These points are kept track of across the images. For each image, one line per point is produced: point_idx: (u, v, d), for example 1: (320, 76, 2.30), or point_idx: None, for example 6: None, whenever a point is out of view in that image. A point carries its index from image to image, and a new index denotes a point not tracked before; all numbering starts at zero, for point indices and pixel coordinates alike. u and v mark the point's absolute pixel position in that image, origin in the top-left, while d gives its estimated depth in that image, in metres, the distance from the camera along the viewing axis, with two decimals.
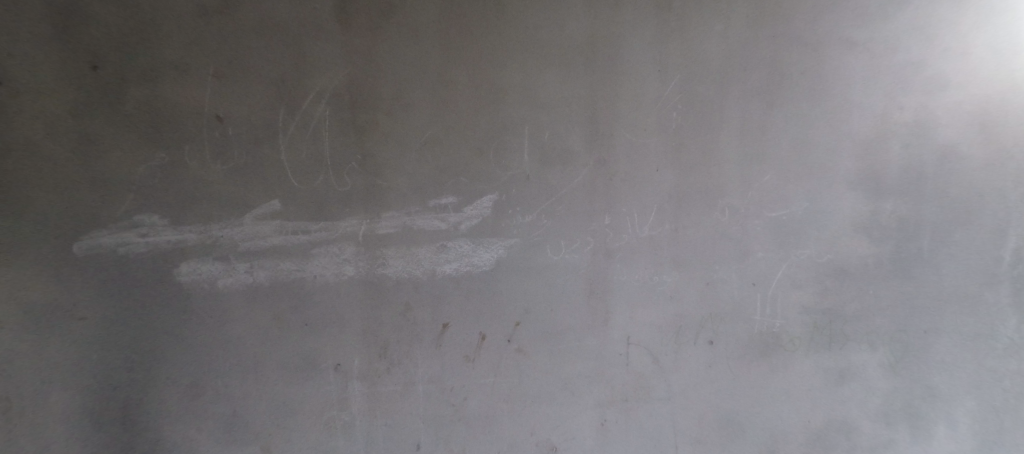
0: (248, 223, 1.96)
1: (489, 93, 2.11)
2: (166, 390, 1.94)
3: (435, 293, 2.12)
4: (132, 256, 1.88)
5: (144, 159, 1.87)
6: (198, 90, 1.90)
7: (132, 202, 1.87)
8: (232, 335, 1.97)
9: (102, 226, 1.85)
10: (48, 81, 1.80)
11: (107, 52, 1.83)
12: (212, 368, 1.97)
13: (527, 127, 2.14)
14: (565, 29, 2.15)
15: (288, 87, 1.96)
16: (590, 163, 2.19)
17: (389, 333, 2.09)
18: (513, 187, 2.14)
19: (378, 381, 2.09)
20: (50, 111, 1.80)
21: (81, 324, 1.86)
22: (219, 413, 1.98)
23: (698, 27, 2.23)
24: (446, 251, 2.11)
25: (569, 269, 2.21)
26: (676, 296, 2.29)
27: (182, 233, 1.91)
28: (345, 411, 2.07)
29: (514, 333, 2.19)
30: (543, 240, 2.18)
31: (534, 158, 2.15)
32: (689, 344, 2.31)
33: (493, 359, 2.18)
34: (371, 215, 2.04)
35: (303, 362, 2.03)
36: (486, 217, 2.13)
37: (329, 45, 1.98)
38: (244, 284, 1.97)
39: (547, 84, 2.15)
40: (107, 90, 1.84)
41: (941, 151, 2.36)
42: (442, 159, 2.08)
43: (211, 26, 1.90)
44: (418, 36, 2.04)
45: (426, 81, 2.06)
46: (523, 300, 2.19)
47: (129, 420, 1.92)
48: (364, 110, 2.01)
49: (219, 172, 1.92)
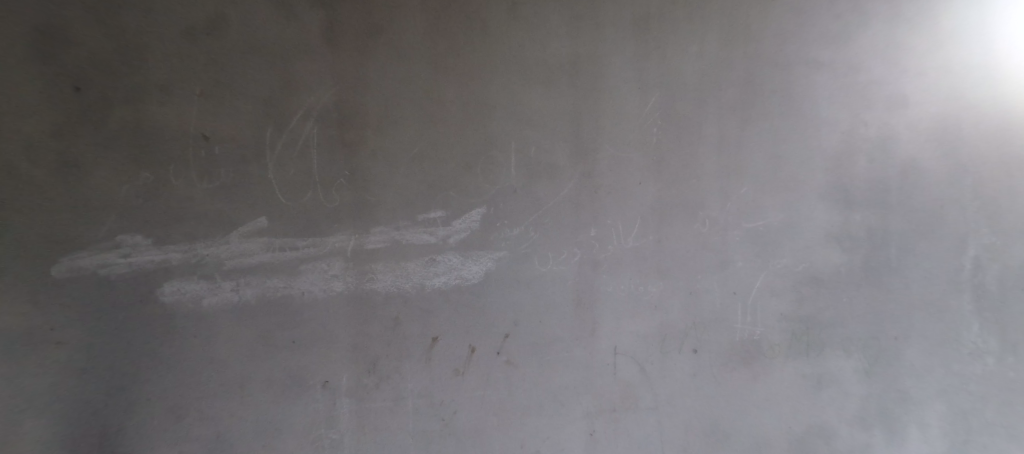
0: (235, 241, 1.94)
1: (477, 110, 2.15)
2: (148, 413, 1.89)
3: (424, 307, 2.12)
4: (114, 277, 1.84)
5: (128, 178, 1.85)
6: (184, 109, 1.89)
7: (115, 222, 1.84)
8: (218, 355, 1.94)
9: (83, 247, 1.81)
10: (29, 102, 1.77)
11: (91, 73, 1.82)
12: (196, 389, 1.93)
13: (513, 142, 2.19)
14: (549, 49, 2.22)
15: (276, 105, 1.97)
16: (576, 177, 2.25)
17: (378, 348, 2.08)
18: (501, 200, 2.18)
19: (367, 397, 2.08)
20: (30, 132, 1.77)
21: (58, 348, 1.81)
22: (202, 435, 1.94)
23: (675, 47, 2.33)
24: (435, 265, 2.13)
25: (557, 281, 2.25)
26: (661, 306, 2.35)
27: (167, 253, 1.88)
28: (333, 429, 2.05)
29: (504, 344, 2.21)
30: (531, 252, 2.22)
31: (521, 173, 2.20)
32: (674, 353, 2.36)
33: (483, 372, 2.19)
34: (360, 230, 2.04)
35: (290, 380, 2.01)
36: (474, 230, 2.16)
37: (317, 64, 2.00)
38: (230, 303, 1.94)
39: (533, 101, 2.21)
40: (90, 110, 1.82)
41: (904, 165, 2.49)
42: (430, 174, 2.11)
43: (198, 46, 1.90)
44: (406, 55, 2.08)
45: (413, 99, 2.09)
46: (511, 313, 2.21)
47: (108, 445, 1.86)
48: (352, 127, 2.03)
49: (205, 191, 1.91)
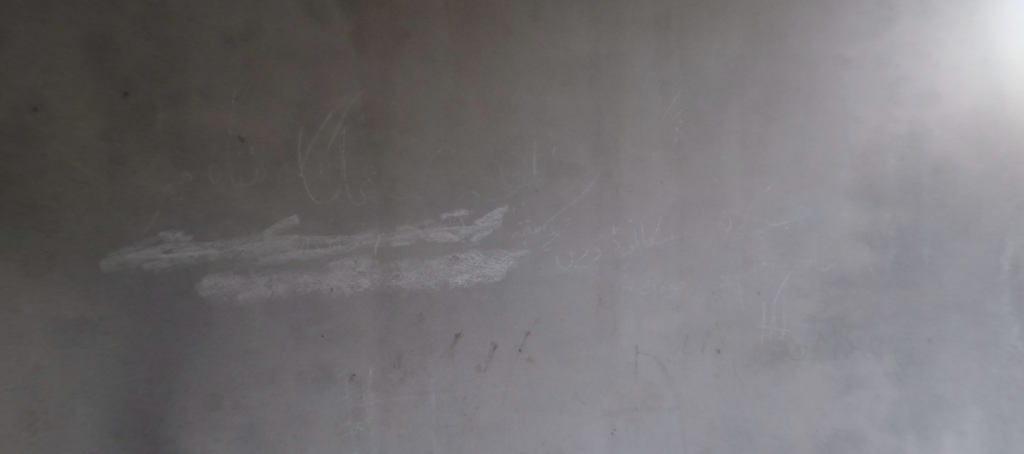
0: (268, 238, 2.03)
1: (499, 111, 2.20)
2: (185, 400, 1.98)
3: (447, 303, 2.17)
4: (157, 271, 1.95)
5: (170, 178, 1.96)
6: (221, 113, 1.99)
7: (158, 219, 1.95)
8: (251, 347, 2.03)
9: (128, 243, 1.93)
10: (81, 107, 1.89)
11: (137, 79, 1.94)
12: (231, 379, 2.02)
13: (535, 142, 2.23)
14: (569, 50, 2.26)
15: (307, 108, 2.05)
16: (597, 177, 2.27)
17: (403, 343, 2.14)
18: (523, 200, 2.22)
19: (392, 391, 2.14)
20: (82, 135, 1.90)
21: (105, 337, 1.93)
22: (237, 423, 2.02)
23: (697, 46, 2.33)
24: (458, 262, 2.17)
25: (578, 279, 2.27)
26: (683, 306, 2.34)
27: (204, 249, 1.98)
28: (359, 421, 2.11)
29: (525, 342, 2.24)
30: (552, 250, 2.25)
31: (542, 172, 2.23)
32: (696, 353, 2.36)
33: (504, 368, 2.23)
34: (386, 228, 2.11)
35: (319, 373, 2.08)
36: (497, 229, 2.20)
37: (345, 68, 2.08)
38: (263, 297, 2.03)
39: (554, 101, 2.24)
40: (136, 114, 1.94)
41: (936, 163, 2.43)
42: (454, 174, 2.16)
43: (235, 53, 2.00)
44: (430, 59, 2.15)
45: (438, 100, 2.15)
46: (533, 311, 2.24)
47: (150, 430, 1.96)
48: (378, 128, 2.10)
49: (239, 190, 2.00)
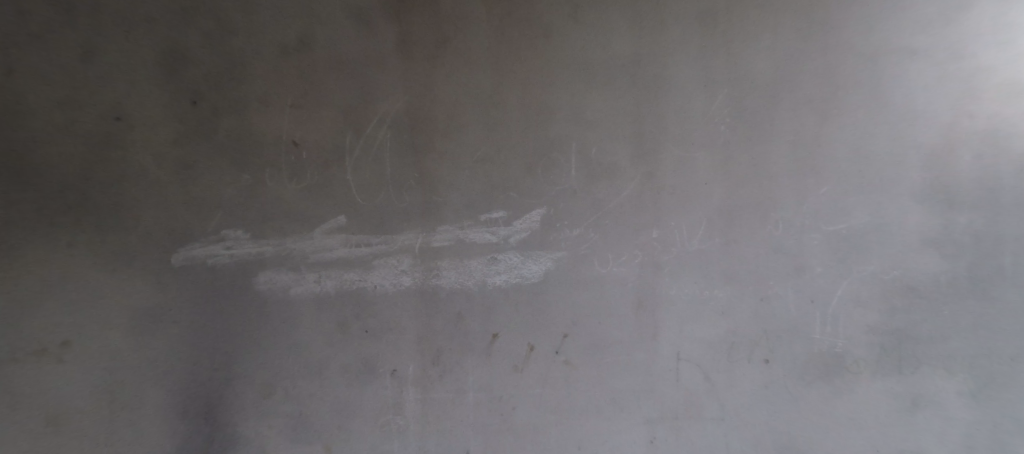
0: (318, 237, 2.13)
1: (538, 113, 2.23)
2: (242, 388, 2.10)
3: (485, 303, 2.22)
4: (219, 266, 2.09)
5: (232, 180, 2.10)
6: (277, 119, 2.12)
7: (221, 218, 2.09)
8: (300, 340, 2.13)
9: (195, 240, 2.08)
10: (157, 115, 2.07)
11: (205, 89, 2.09)
12: (283, 370, 2.12)
13: (574, 143, 2.24)
14: (610, 50, 2.25)
15: (354, 113, 2.15)
16: (637, 178, 2.25)
17: (442, 341, 2.20)
18: (561, 201, 2.24)
19: (432, 387, 2.20)
20: (158, 141, 2.07)
21: (174, 327, 2.07)
22: (287, 411, 2.13)
23: (745, 42, 2.25)
24: (496, 263, 2.22)
25: (617, 283, 2.26)
26: (728, 312, 2.26)
27: (261, 246, 2.11)
28: (399, 416, 2.18)
29: (562, 344, 2.25)
30: (590, 253, 2.25)
31: (581, 174, 2.24)
32: (743, 362, 2.27)
33: (542, 370, 2.25)
34: (427, 229, 2.18)
35: (363, 367, 2.16)
36: (535, 230, 2.23)
37: (390, 75, 2.17)
38: (312, 293, 2.13)
39: (593, 102, 2.25)
40: (203, 121, 2.09)
41: (1020, 162, 2.22)
42: (493, 176, 2.21)
43: (290, 63, 2.13)
44: (471, 63, 2.20)
45: (478, 104, 2.21)
46: (571, 313, 2.25)
47: (211, 414, 2.09)
48: (421, 132, 2.18)
49: (292, 191, 2.12)
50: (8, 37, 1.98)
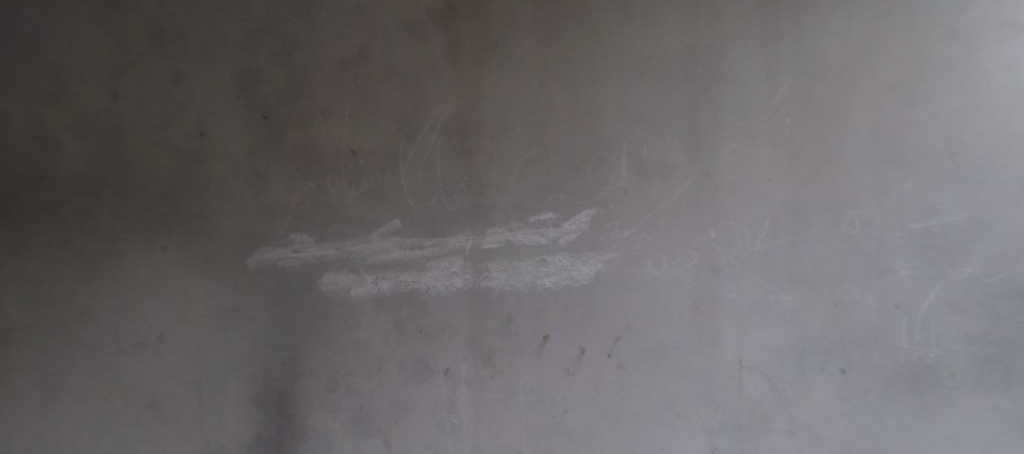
0: (375, 240, 2.20)
1: (587, 111, 2.23)
2: (309, 383, 2.19)
3: (536, 305, 2.24)
4: (288, 268, 2.18)
5: (298, 187, 2.19)
6: (337, 128, 2.21)
7: (290, 223, 2.19)
8: (359, 338, 2.21)
9: (268, 243, 2.18)
10: (233, 128, 2.18)
11: (274, 103, 2.20)
12: (345, 366, 2.20)
13: (624, 142, 2.23)
14: (662, 45, 2.24)
15: (408, 120, 2.22)
16: (693, 174, 2.23)
17: (493, 342, 2.23)
18: (611, 201, 2.23)
19: (484, 387, 2.24)
20: (234, 153, 2.18)
21: (250, 323, 2.18)
22: (349, 406, 2.21)
23: (811, 29, 2.21)
24: (546, 264, 2.23)
25: (673, 285, 2.23)
26: (796, 318, 2.21)
27: (324, 249, 2.19)
28: (453, 414, 2.23)
29: (615, 347, 2.24)
30: (643, 254, 2.24)
31: (633, 173, 2.23)
32: (816, 371, 2.21)
33: (594, 373, 2.24)
34: (477, 231, 2.21)
35: (419, 365, 2.22)
36: (584, 231, 2.23)
37: (440, 81, 2.22)
38: (370, 293, 2.21)
39: (644, 99, 2.24)
40: (274, 134, 2.20)
41: None
42: (541, 177, 2.23)
43: (347, 75, 2.22)
44: (519, 66, 2.23)
45: (528, 106, 2.23)
46: (624, 316, 2.24)
47: (284, 407, 2.19)
48: (471, 136, 2.22)
49: (351, 196, 2.20)
50: (109, 63, 2.15)
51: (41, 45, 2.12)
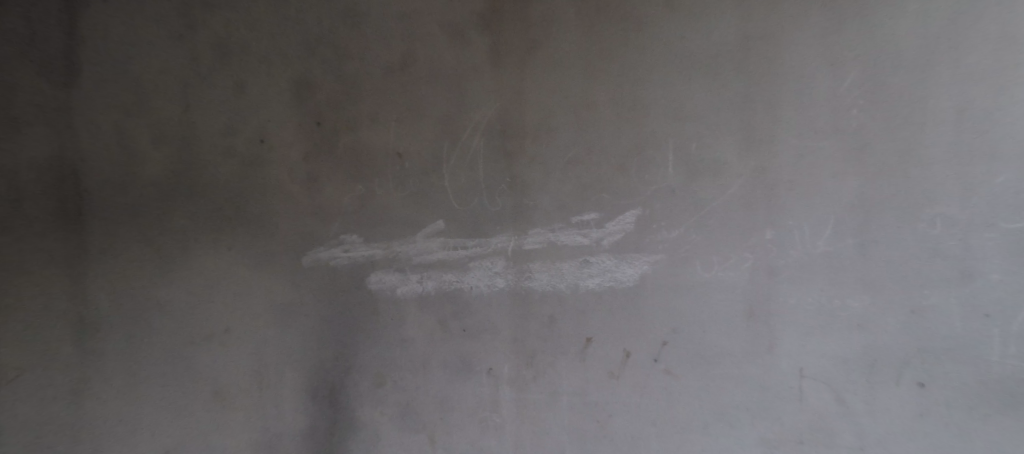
0: (420, 240, 2.22)
1: (631, 109, 2.17)
2: (356, 379, 2.25)
3: (579, 307, 2.21)
4: (339, 267, 2.22)
5: (349, 190, 2.23)
6: (384, 132, 2.24)
7: (341, 225, 2.22)
8: (404, 335, 2.24)
9: (320, 243, 2.22)
10: (289, 134, 2.23)
11: (326, 109, 2.24)
12: (391, 363, 2.24)
13: (671, 140, 2.16)
14: (712, 37, 2.13)
15: (451, 122, 2.23)
16: (748, 172, 2.13)
17: (536, 343, 2.23)
18: (657, 201, 2.17)
19: (526, 388, 2.24)
20: (290, 158, 2.23)
21: (304, 319, 2.23)
22: (395, 402, 2.26)
23: (882, 13, 2.04)
24: (589, 266, 2.20)
25: (725, 289, 2.16)
26: (865, 326, 2.10)
27: (372, 249, 2.22)
28: (495, 413, 2.25)
29: (661, 352, 2.19)
30: (691, 256, 2.17)
31: (681, 171, 2.16)
32: (887, 384, 2.10)
33: (639, 378, 2.20)
34: (520, 231, 2.21)
35: (462, 364, 2.24)
36: (629, 232, 2.18)
37: (481, 83, 2.23)
38: (416, 292, 2.23)
39: (694, 95, 2.15)
40: (326, 139, 2.23)
41: None
42: (584, 177, 2.19)
43: (394, 79, 2.25)
44: (561, 65, 2.20)
45: (571, 105, 2.20)
46: (671, 320, 2.18)
47: (335, 400, 2.25)
48: (513, 137, 2.21)
49: (398, 198, 2.23)
50: (176, 71, 2.23)
51: (118, 52, 2.22)
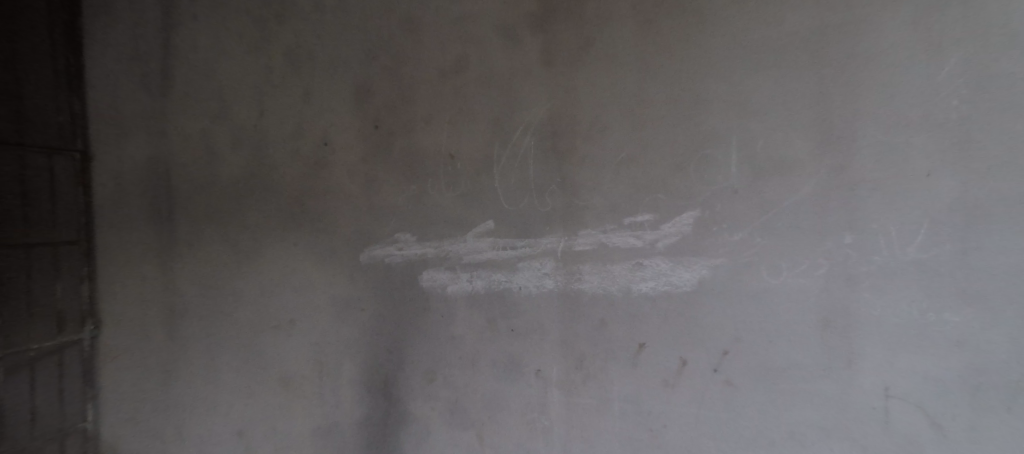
0: (470, 240, 2.26)
1: (690, 106, 2.07)
2: (409, 373, 2.32)
3: (630, 311, 2.14)
4: (394, 265, 2.31)
5: (404, 190, 2.31)
6: (437, 133, 2.29)
7: (396, 224, 2.31)
8: (455, 333, 2.28)
9: (377, 241, 2.32)
10: (350, 137, 2.35)
11: (384, 113, 2.33)
12: (442, 360, 2.29)
13: (735, 137, 2.03)
14: (782, 27, 1.99)
15: (502, 123, 2.24)
16: (822, 170, 1.96)
17: (586, 346, 2.18)
18: (718, 201, 2.05)
19: (576, 391, 2.20)
20: (350, 160, 2.34)
21: (362, 313, 2.34)
22: (445, 397, 2.30)
23: None
24: (642, 268, 2.12)
25: (794, 296, 2.00)
26: (967, 343, 1.87)
27: (425, 247, 2.29)
28: (544, 415, 2.23)
29: (721, 362, 2.07)
30: (755, 261, 2.03)
31: (745, 170, 2.02)
32: (996, 411, 1.87)
33: (696, 387, 2.10)
34: (571, 232, 2.17)
35: (511, 364, 2.25)
36: (686, 234, 2.07)
37: (533, 83, 2.22)
38: (466, 291, 2.26)
39: (760, 89, 2.01)
40: (383, 141, 2.32)
41: None
42: (638, 176, 2.12)
43: (448, 82, 2.29)
44: (616, 63, 2.14)
45: (625, 103, 2.13)
46: (733, 328, 2.06)
47: (388, 392, 2.34)
48: (564, 138, 2.18)
49: (450, 198, 2.27)
50: (252, 81, 2.42)
51: (203, 67, 2.45)
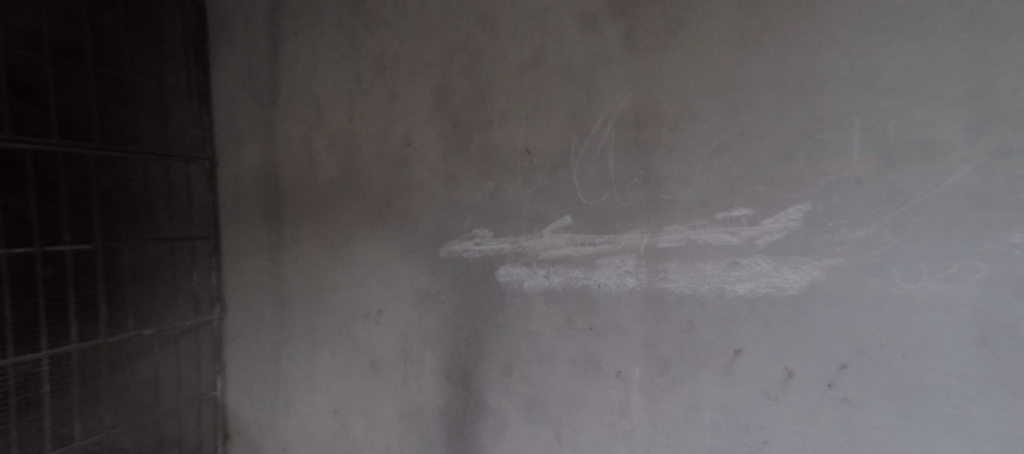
0: (547, 236, 2.18)
1: (800, 85, 1.77)
2: (488, 367, 2.33)
3: (724, 315, 1.92)
4: (472, 260, 2.32)
5: (481, 186, 2.29)
6: (513, 128, 2.23)
7: (473, 220, 2.31)
8: (533, 329, 2.24)
9: (456, 236, 2.35)
10: (430, 135, 2.38)
11: (461, 110, 2.32)
12: (519, 355, 2.27)
13: (858, 119, 1.70)
14: None
15: (580, 115, 2.11)
16: (980, 155, 1.58)
17: (673, 350, 2.01)
18: (835, 195, 1.74)
19: (660, 397, 2.05)
20: (430, 158, 2.38)
21: (443, 307, 2.39)
22: (523, 392, 2.28)
23: None
24: (738, 268, 1.88)
25: (937, 306, 1.65)
26: None
27: (501, 243, 2.27)
28: (626, 419, 2.11)
29: (837, 377, 1.78)
30: (882, 264, 1.70)
31: (872, 158, 1.69)
32: None
33: (803, 403, 1.83)
34: (654, 228, 2.00)
35: (590, 364, 2.15)
36: (794, 230, 1.79)
37: (613, 71, 2.05)
38: (543, 287, 2.20)
39: (893, 61, 1.66)
40: (460, 138, 2.32)
41: None
42: (734, 167, 1.87)
43: (524, 74, 2.21)
44: (708, 42, 1.89)
45: (719, 86, 1.88)
46: (852, 340, 1.75)
47: (468, 383, 2.38)
48: (647, 128, 2.00)
49: (526, 194, 2.21)
50: (343, 85, 2.55)
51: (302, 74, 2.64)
